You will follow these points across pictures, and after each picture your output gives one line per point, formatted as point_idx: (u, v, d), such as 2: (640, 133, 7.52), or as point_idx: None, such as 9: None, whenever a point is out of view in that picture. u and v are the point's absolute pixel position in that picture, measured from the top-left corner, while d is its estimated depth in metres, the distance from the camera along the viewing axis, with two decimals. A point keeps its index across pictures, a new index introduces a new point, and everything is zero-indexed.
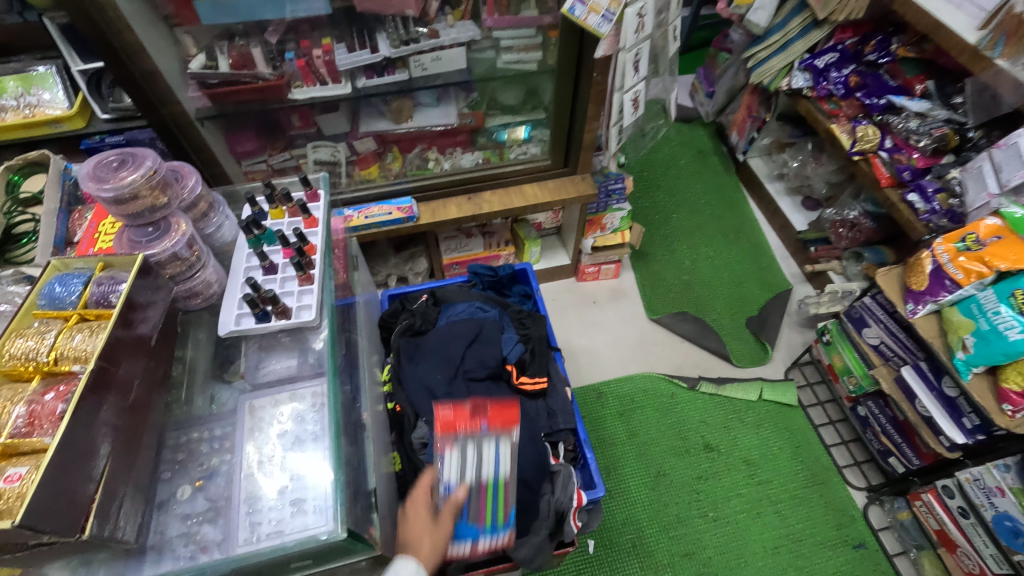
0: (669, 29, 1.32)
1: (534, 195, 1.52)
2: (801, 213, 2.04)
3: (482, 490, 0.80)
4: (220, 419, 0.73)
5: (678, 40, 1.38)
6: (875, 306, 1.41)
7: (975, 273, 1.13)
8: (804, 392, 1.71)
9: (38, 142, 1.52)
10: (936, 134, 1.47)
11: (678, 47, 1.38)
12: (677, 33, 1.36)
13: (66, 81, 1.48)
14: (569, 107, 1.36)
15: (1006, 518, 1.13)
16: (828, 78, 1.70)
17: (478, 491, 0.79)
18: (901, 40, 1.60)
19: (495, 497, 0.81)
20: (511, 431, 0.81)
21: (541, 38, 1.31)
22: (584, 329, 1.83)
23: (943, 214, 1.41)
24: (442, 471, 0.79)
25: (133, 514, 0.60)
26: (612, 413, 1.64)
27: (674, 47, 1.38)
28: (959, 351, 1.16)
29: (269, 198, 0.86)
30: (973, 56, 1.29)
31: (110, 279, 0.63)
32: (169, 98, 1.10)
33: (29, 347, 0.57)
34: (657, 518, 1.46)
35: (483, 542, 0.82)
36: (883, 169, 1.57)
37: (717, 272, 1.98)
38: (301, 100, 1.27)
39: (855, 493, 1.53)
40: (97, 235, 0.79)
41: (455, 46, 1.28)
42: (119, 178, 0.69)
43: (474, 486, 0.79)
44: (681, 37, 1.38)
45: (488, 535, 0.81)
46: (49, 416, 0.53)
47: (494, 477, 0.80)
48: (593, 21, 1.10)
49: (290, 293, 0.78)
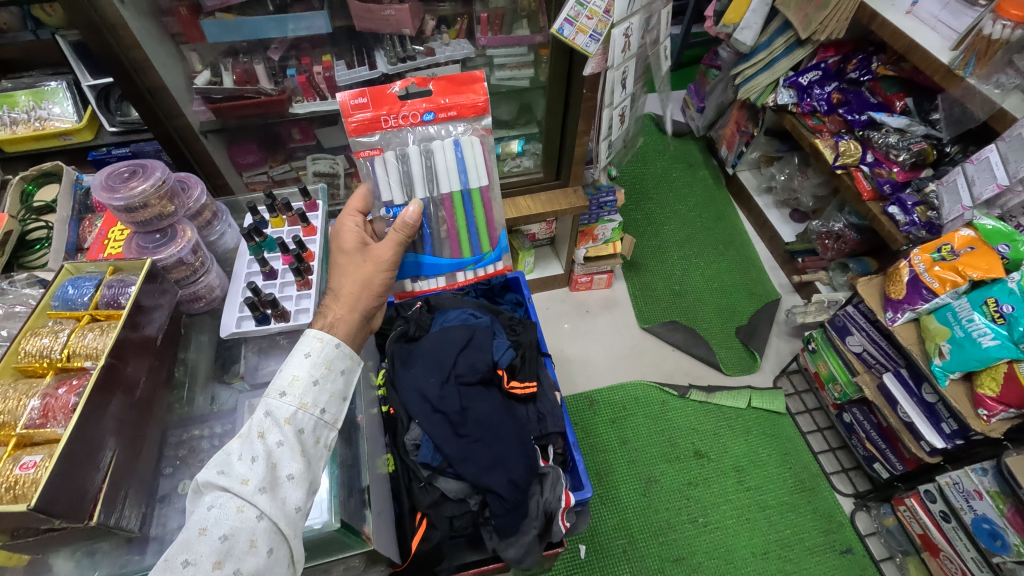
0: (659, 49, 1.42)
1: (527, 207, 1.57)
2: (789, 225, 2.09)
3: (449, 202, 1.05)
4: (220, 417, 0.76)
5: (668, 59, 1.47)
6: (858, 315, 1.44)
7: (950, 282, 1.18)
8: (792, 400, 1.74)
9: (46, 154, 1.57)
10: (915, 149, 1.52)
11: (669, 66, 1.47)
12: (667, 53, 1.46)
13: (75, 96, 1.52)
14: (560, 122, 1.41)
15: (984, 521, 1.16)
16: (811, 95, 1.78)
17: (441, 199, 1.03)
18: (881, 58, 1.67)
19: (465, 210, 1.07)
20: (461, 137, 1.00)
21: (533, 56, 1.36)
22: (577, 338, 1.87)
23: (922, 226, 1.46)
24: (383, 186, 0.98)
25: (136, 506, 0.63)
26: (604, 420, 1.67)
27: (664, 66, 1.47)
28: (936, 358, 1.20)
29: (269, 207, 0.89)
30: (946, 76, 1.34)
31: (120, 282, 0.67)
32: (175, 112, 1.15)
33: (43, 345, 0.61)
34: (647, 524, 1.49)
35: (462, 274, 1.16)
36: (865, 183, 1.63)
37: (707, 282, 2.03)
38: (301, 113, 1.33)
39: (842, 499, 1.56)
40: (107, 241, 0.83)
41: (450, 63, 1.34)
42: (130, 188, 0.73)
43: (434, 195, 1.02)
44: (669, 58, 1.47)
45: (473, 265, 1.14)
46: (61, 408, 0.57)
47: (451, 184, 1.02)
48: (580, 41, 1.15)
49: (288, 297, 0.83)
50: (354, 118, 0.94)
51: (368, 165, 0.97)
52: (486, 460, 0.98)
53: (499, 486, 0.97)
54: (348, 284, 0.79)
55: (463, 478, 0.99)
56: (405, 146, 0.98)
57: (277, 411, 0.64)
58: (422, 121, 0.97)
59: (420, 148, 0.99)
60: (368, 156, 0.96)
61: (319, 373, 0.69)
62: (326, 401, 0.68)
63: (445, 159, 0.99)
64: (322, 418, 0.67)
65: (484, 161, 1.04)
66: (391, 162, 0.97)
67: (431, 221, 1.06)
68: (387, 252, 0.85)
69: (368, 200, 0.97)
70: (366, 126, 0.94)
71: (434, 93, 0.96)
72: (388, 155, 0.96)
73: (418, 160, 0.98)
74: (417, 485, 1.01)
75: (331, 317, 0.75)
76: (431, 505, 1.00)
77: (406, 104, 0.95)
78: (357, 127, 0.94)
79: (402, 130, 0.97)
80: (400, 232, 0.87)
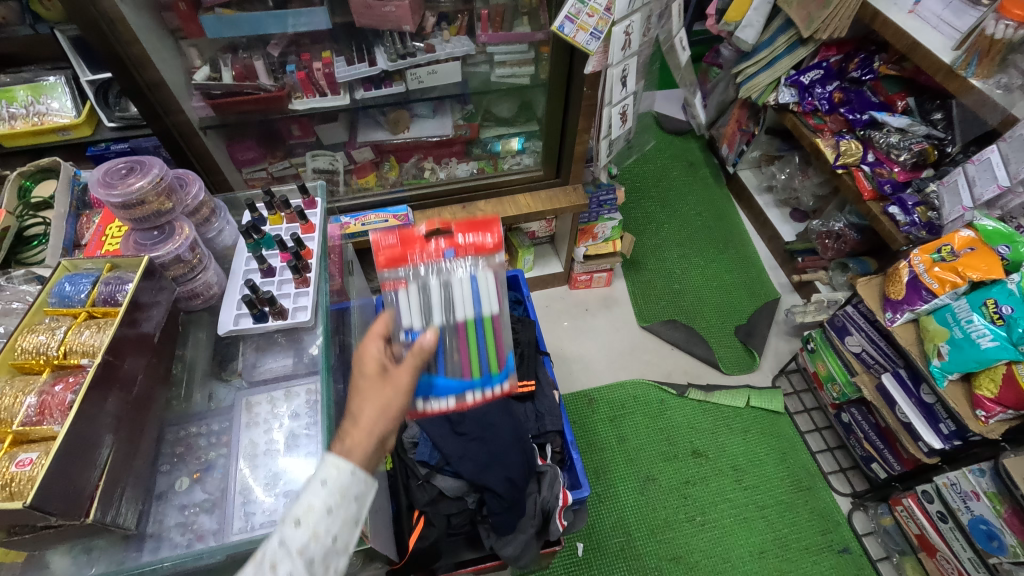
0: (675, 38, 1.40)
1: (527, 205, 1.57)
2: (789, 224, 2.08)
3: (463, 335, 0.88)
4: (218, 415, 0.77)
5: (687, 48, 1.45)
6: (858, 315, 1.44)
7: (949, 283, 1.18)
8: (790, 400, 1.74)
9: (45, 148, 1.57)
10: (916, 149, 1.53)
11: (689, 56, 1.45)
12: (683, 43, 1.44)
13: (74, 91, 1.52)
14: (560, 120, 1.41)
15: (981, 522, 1.17)
16: (812, 94, 1.76)
17: (457, 328, 0.87)
18: (883, 58, 1.66)
19: (479, 344, 0.88)
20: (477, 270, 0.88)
21: (534, 54, 1.36)
22: (576, 336, 1.87)
23: (922, 227, 1.45)
24: (402, 314, 0.84)
25: (132, 503, 0.63)
26: (603, 418, 1.68)
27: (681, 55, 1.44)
28: (935, 358, 1.20)
29: (268, 204, 0.89)
30: (947, 75, 1.34)
31: (117, 279, 0.67)
32: (174, 108, 1.14)
33: (40, 342, 0.61)
34: (645, 522, 1.49)
35: (472, 395, 0.88)
36: (865, 182, 1.62)
37: (706, 281, 2.02)
38: (301, 110, 1.32)
39: (839, 499, 1.56)
40: (104, 238, 0.83)
41: (451, 60, 1.33)
42: (127, 185, 0.73)
43: (453, 325, 0.87)
44: (689, 46, 1.45)
45: (483, 384, 0.88)
46: (58, 406, 0.57)
47: (475, 313, 0.87)
48: (582, 39, 1.15)
49: (286, 294, 0.82)
50: (381, 254, 0.87)
51: (391, 296, 0.85)
52: (483, 458, 0.98)
53: (496, 484, 0.97)
54: (367, 408, 0.64)
55: (461, 476, 0.99)
56: (426, 277, 0.87)
57: (292, 540, 0.55)
58: (444, 258, 0.88)
59: (439, 279, 0.87)
60: (391, 287, 0.86)
61: (335, 492, 0.57)
62: (342, 523, 0.58)
63: (469, 291, 0.88)
64: (338, 542, 0.57)
65: (500, 288, 0.91)
66: (414, 296, 0.86)
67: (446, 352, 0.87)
68: (407, 375, 0.69)
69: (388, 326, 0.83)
70: (392, 261, 0.86)
71: (455, 232, 0.89)
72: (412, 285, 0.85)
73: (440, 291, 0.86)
74: (415, 482, 1.02)
75: (348, 442, 0.61)
76: (428, 503, 1.01)
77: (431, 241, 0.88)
78: (384, 262, 0.87)
79: (428, 265, 0.88)
80: (420, 355, 0.71)
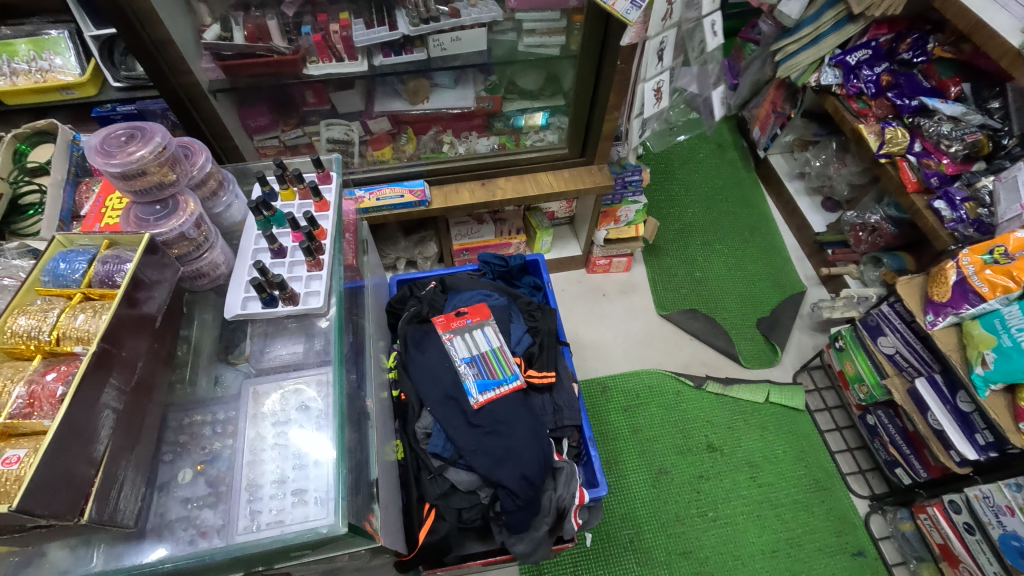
0: (705, 21, 1.24)
1: (549, 183, 1.49)
2: (820, 214, 1.99)
3: (486, 360, 1.06)
4: (223, 403, 0.73)
5: (718, 35, 1.28)
6: (893, 315, 1.37)
7: (1000, 288, 1.11)
8: (811, 397, 1.68)
9: (49, 107, 1.53)
10: (969, 140, 1.42)
11: (718, 43, 1.28)
12: (716, 28, 1.27)
13: (79, 47, 1.47)
14: (589, 97, 1.31)
15: (1013, 538, 1.12)
16: (858, 76, 1.63)
17: (483, 359, 1.06)
18: (939, 38, 1.54)
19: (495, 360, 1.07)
20: (489, 320, 1.12)
21: (566, 22, 1.27)
22: (592, 321, 1.81)
23: (970, 223, 1.37)
24: (452, 357, 1.07)
25: (133, 497, 0.59)
26: (617, 408, 1.63)
27: (712, 42, 1.29)
28: (979, 366, 1.13)
29: (280, 178, 0.84)
30: (1014, 60, 1.23)
31: (115, 258, 0.62)
32: (182, 68, 1.07)
33: (31, 325, 0.57)
34: (656, 515, 1.46)
35: (497, 391, 1.02)
36: (910, 174, 1.51)
37: (729, 269, 1.95)
38: (316, 76, 1.24)
39: (858, 501, 1.51)
40: (103, 210, 0.78)
41: (476, 27, 1.24)
42: (127, 153, 0.67)
43: (481, 354, 1.07)
44: (721, 32, 1.28)
45: (503, 383, 1.04)
46: (48, 398, 0.53)
47: (491, 346, 1.08)
48: (620, 7, 1.04)
49: (297, 278, 0.77)
50: (437, 320, 1.12)
51: (443, 350, 1.08)
52: (498, 453, 0.96)
53: (510, 481, 0.94)
54: None
55: (475, 470, 0.97)
56: (463, 334, 1.10)
57: None
58: (469, 323, 1.12)
59: (469, 334, 1.10)
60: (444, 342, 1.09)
61: None
62: None
63: (485, 336, 1.10)
64: None
65: (505, 335, 1.13)
66: (455, 346, 1.08)
67: (473, 364, 1.05)
68: None
69: (448, 369, 1.05)
70: (444, 325, 1.11)
71: (472, 307, 1.15)
72: (455, 337, 1.09)
73: (467, 337, 1.09)
74: (426, 476, 0.99)
75: None
76: (439, 497, 0.98)
77: (459, 313, 1.13)
78: (442, 323, 1.11)
79: (460, 327, 1.11)
80: None
